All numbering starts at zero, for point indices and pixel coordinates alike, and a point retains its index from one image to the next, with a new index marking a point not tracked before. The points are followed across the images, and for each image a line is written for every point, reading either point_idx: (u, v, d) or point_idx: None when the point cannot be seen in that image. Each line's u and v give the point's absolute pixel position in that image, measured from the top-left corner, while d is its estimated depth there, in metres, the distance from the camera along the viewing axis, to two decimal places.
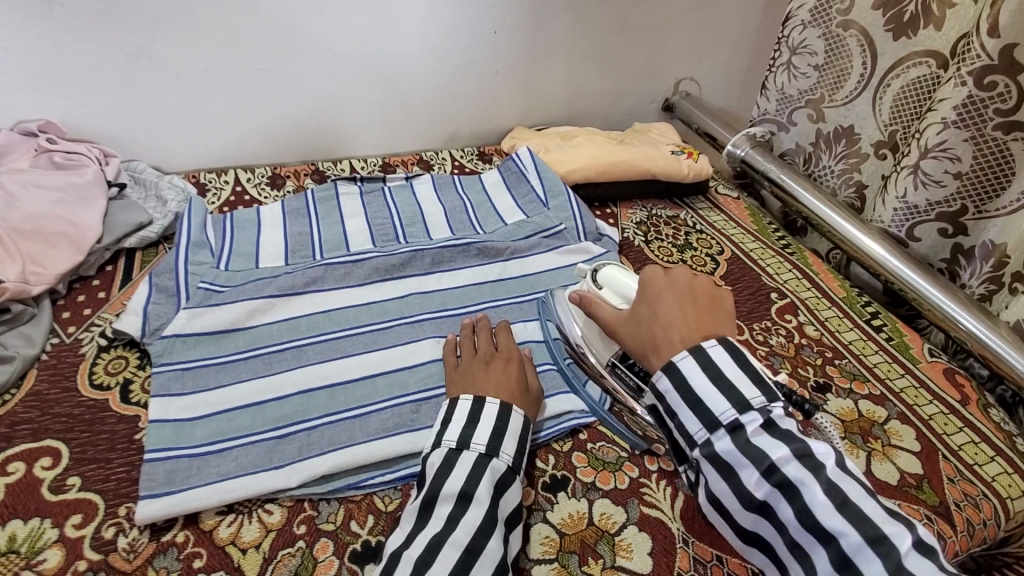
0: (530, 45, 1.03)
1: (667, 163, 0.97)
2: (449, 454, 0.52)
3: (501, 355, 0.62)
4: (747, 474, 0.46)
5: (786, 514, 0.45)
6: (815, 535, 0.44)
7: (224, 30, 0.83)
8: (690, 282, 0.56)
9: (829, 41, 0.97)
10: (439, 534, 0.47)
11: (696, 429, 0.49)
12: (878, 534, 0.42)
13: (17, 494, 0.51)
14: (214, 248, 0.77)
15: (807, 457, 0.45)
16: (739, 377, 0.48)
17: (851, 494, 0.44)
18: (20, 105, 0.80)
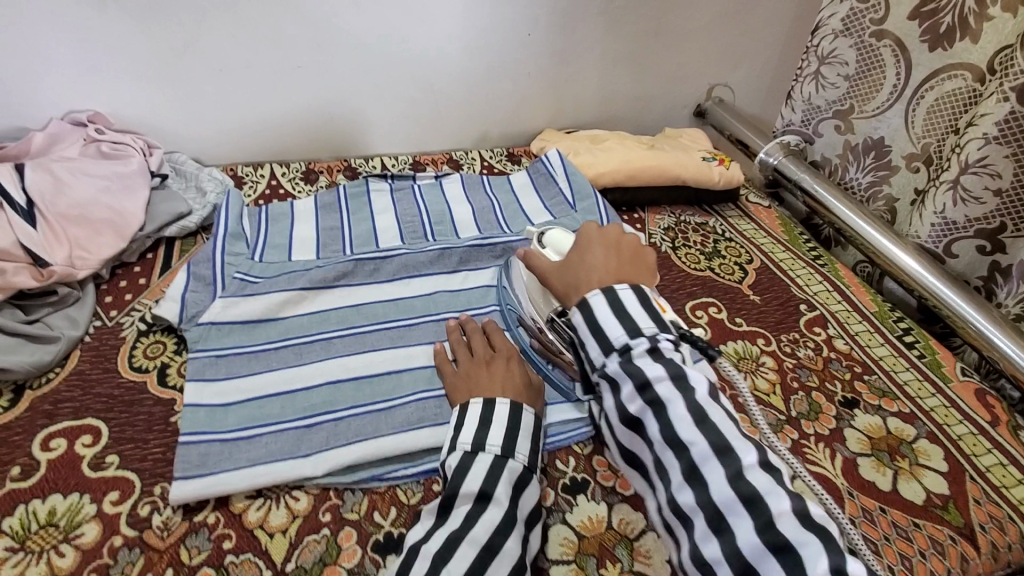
0: (563, 47, 1.03)
1: (698, 170, 0.96)
2: (465, 457, 0.53)
3: (500, 355, 0.63)
4: (627, 389, 0.52)
5: (653, 431, 0.50)
6: (671, 448, 0.49)
7: (266, 27, 0.85)
8: (617, 239, 0.64)
9: (861, 51, 0.96)
10: (459, 529, 0.48)
11: (596, 353, 0.55)
12: (726, 447, 0.48)
13: (58, 470, 0.53)
14: (249, 240, 0.80)
15: (680, 380, 0.51)
16: (638, 311, 0.55)
17: (714, 418, 0.50)
18: (72, 96, 0.84)
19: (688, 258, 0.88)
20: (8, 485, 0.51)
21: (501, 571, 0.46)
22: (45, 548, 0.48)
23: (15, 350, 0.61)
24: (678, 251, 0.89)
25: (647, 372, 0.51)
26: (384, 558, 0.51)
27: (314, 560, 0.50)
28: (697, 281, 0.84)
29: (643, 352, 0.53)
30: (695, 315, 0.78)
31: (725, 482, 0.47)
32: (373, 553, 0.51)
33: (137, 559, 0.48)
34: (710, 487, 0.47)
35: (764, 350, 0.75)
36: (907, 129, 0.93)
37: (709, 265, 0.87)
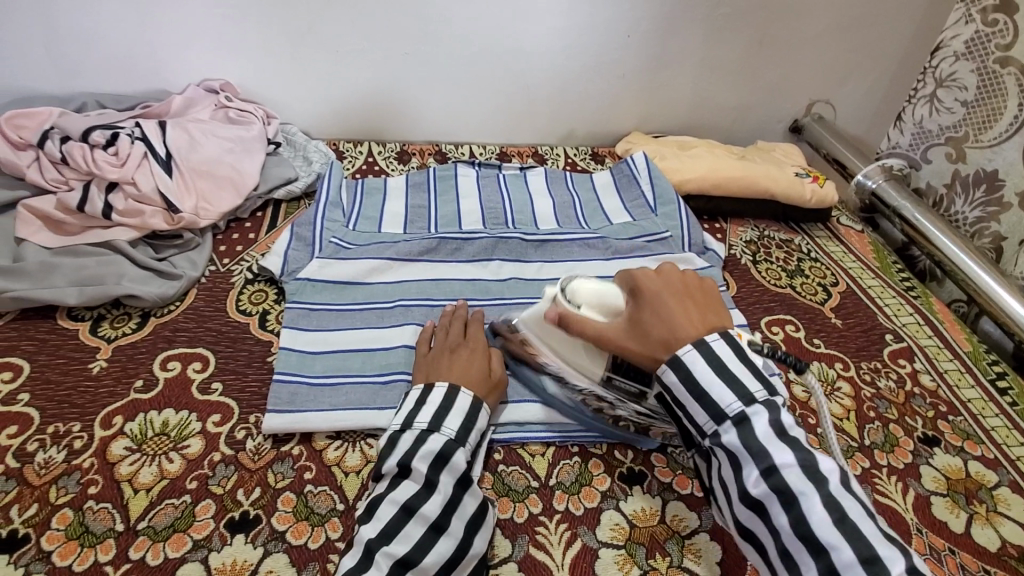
0: (661, 52, 1.03)
1: (789, 185, 0.94)
2: (419, 436, 0.52)
3: (469, 344, 0.62)
4: (749, 471, 0.46)
5: (781, 520, 0.45)
6: (807, 546, 0.43)
7: (380, 14, 0.91)
8: (682, 280, 0.57)
9: (982, 76, 0.90)
10: (409, 502, 0.48)
11: (703, 420, 0.49)
12: (872, 554, 0.42)
13: (172, 388, 0.60)
14: (346, 210, 0.86)
15: (810, 470, 0.45)
16: (745, 372, 0.49)
17: (852, 513, 0.44)
18: (209, 66, 0.93)
19: (769, 274, 0.86)
20: (133, 395, 0.59)
21: (445, 546, 0.47)
22: (158, 453, 0.55)
23: (146, 281, 0.69)
24: (758, 266, 0.87)
25: (771, 453, 0.46)
26: None
27: None
28: (777, 297, 0.82)
29: (766, 429, 0.47)
30: (770, 331, 0.77)
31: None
32: None
33: (231, 475, 0.54)
34: None
35: (841, 375, 0.73)
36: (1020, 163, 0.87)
37: (791, 283, 0.85)
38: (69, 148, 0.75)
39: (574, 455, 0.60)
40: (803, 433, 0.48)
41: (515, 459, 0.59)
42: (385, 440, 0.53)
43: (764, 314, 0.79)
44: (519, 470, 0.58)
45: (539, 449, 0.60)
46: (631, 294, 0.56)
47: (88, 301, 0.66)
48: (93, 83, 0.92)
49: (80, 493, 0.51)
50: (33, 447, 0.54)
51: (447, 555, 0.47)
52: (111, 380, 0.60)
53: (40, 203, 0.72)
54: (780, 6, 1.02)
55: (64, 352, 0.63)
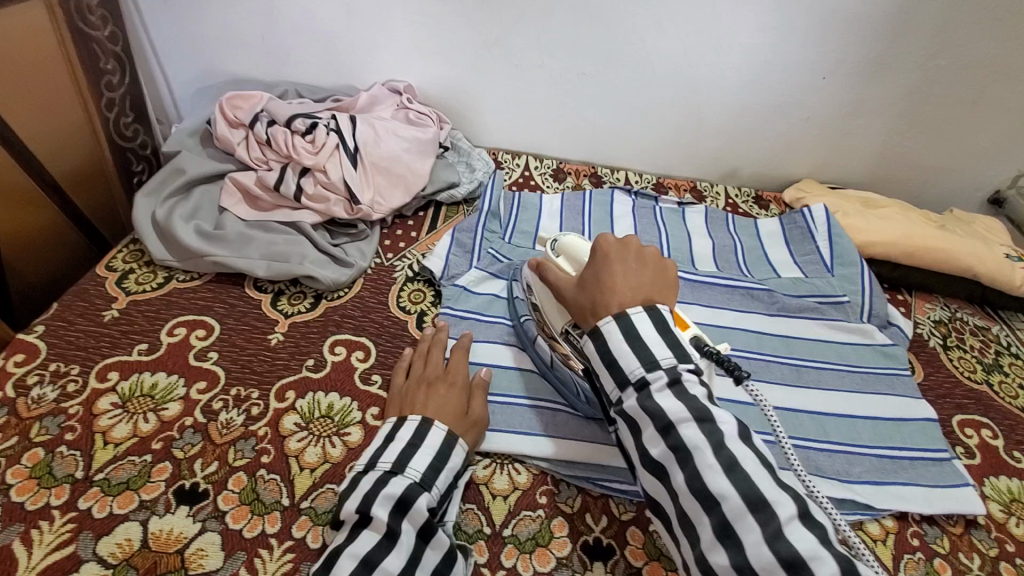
0: (855, 99, 0.94)
1: (995, 266, 0.82)
2: (381, 476, 0.49)
3: (445, 377, 0.59)
4: (648, 430, 0.46)
5: (677, 481, 0.44)
6: (700, 502, 0.42)
7: (567, 34, 0.91)
8: (633, 248, 0.56)
9: None
10: (368, 555, 0.44)
11: (611, 388, 0.49)
12: (760, 500, 0.40)
13: (338, 372, 0.63)
14: (503, 222, 0.87)
15: (706, 423, 0.44)
16: (654, 339, 0.48)
17: (745, 463, 0.42)
18: (398, 68, 0.99)
19: (962, 364, 0.75)
20: (305, 372, 0.62)
21: None
22: (323, 435, 0.57)
23: (324, 265, 0.74)
24: (949, 353, 0.76)
25: (666, 409, 0.45)
26: (592, 563, 0.50)
27: (529, 535, 0.52)
28: (973, 394, 0.71)
29: (665, 388, 0.46)
30: (964, 433, 0.67)
31: (762, 544, 0.39)
32: (583, 554, 0.51)
33: None
34: (745, 549, 0.39)
35: None
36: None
37: (989, 379, 0.74)
38: (274, 132, 0.82)
39: None
40: (707, 394, 0.47)
41: None
42: (348, 481, 0.50)
43: (956, 411, 0.69)
44: None
45: None
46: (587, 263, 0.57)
47: (273, 276, 0.71)
48: (296, 73, 1.01)
49: (254, 460, 0.54)
50: (218, 406, 0.58)
51: None
52: (286, 354, 0.64)
53: (243, 178, 0.79)
54: (1012, 63, 0.89)
55: (248, 319, 0.68)
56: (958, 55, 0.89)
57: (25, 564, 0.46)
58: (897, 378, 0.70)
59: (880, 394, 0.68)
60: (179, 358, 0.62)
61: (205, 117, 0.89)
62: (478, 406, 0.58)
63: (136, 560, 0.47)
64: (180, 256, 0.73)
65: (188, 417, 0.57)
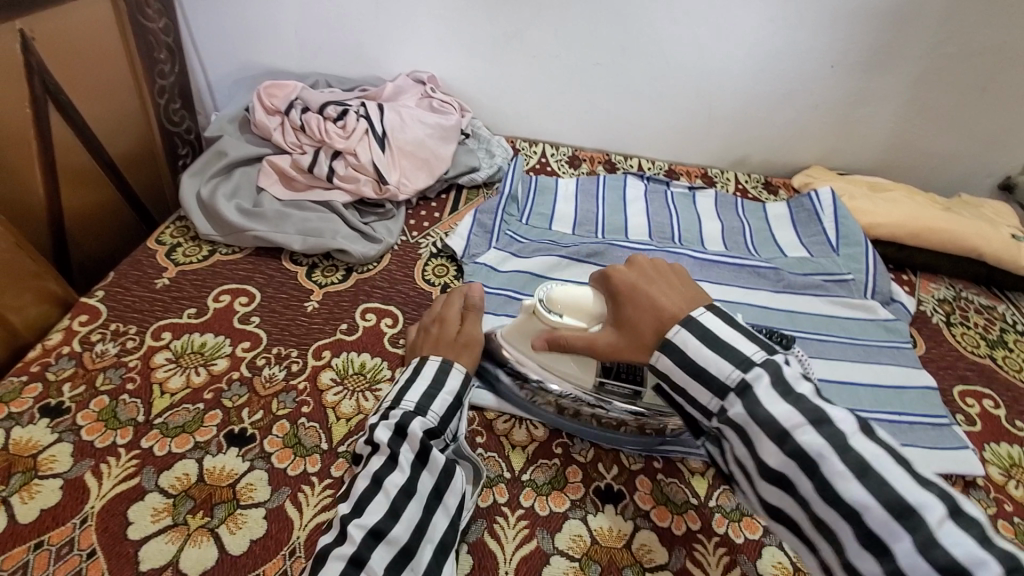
0: (863, 87, 0.97)
1: (1001, 247, 0.84)
2: (380, 409, 0.53)
3: (441, 319, 0.65)
4: (757, 438, 0.42)
5: (806, 489, 0.39)
6: (838, 511, 0.38)
7: (582, 25, 0.96)
8: (653, 270, 0.54)
9: None
10: (377, 472, 0.48)
11: (708, 399, 0.45)
12: (903, 505, 0.36)
13: (369, 336, 0.68)
14: (521, 204, 0.91)
15: (822, 422, 0.40)
16: (736, 337, 0.45)
17: (874, 460, 0.38)
18: (422, 60, 1.04)
19: (966, 340, 0.78)
20: (339, 335, 0.68)
21: (415, 513, 0.47)
22: (357, 389, 0.62)
23: (354, 240, 0.79)
24: (953, 329, 0.79)
25: (777, 414, 0.41)
26: (603, 505, 0.55)
27: (545, 480, 0.56)
28: (975, 367, 0.74)
29: (770, 389, 0.42)
30: (964, 402, 0.70)
31: (914, 553, 0.35)
32: (595, 497, 0.55)
33: None
34: (896, 559, 0.35)
35: None
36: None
37: (992, 353, 0.76)
38: (308, 118, 0.88)
39: None
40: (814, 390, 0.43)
41: (675, 472, 0.58)
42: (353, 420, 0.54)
43: (957, 382, 0.72)
44: (678, 483, 0.57)
45: (700, 467, 0.59)
46: (611, 298, 0.55)
47: (308, 249, 0.77)
48: (326, 65, 1.07)
49: (295, 409, 0.59)
50: (261, 362, 0.64)
51: (416, 521, 0.47)
52: (321, 319, 0.70)
53: (279, 160, 0.85)
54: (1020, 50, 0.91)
55: (286, 288, 0.73)
56: (965, 43, 0.91)
57: (97, 492, 0.52)
58: (899, 350, 0.73)
59: (881, 364, 0.71)
60: (225, 321, 0.68)
61: (243, 105, 0.95)
62: (469, 332, 0.62)
63: (193, 491, 0.52)
64: (223, 231, 0.79)
65: (234, 371, 0.63)
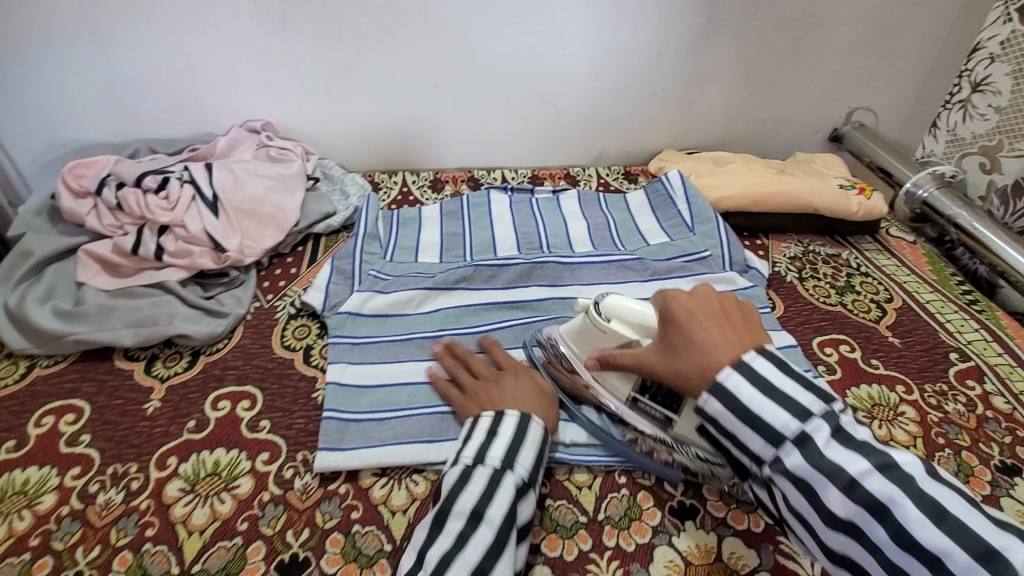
0: (691, 68, 1.02)
1: (832, 198, 0.90)
2: (493, 473, 0.51)
3: (507, 372, 0.63)
4: (829, 491, 0.41)
5: (880, 537, 0.40)
6: (917, 557, 0.38)
7: (413, 49, 0.94)
8: (719, 301, 0.51)
9: (1018, 81, 0.87)
10: (479, 563, 0.46)
11: (760, 446, 0.44)
12: (987, 550, 0.36)
13: (223, 426, 0.62)
14: (383, 241, 0.88)
15: (890, 469, 0.40)
16: (791, 385, 0.44)
17: (950, 506, 0.39)
18: (253, 108, 0.98)
19: (817, 291, 0.83)
20: (186, 435, 0.61)
21: None
22: (210, 493, 0.56)
23: (195, 320, 0.72)
24: (805, 283, 0.84)
25: (843, 464, 0.41)
26: None
27: None
28: (827, 316, 0.79)
29: (829, 439, 0.42)
30: (822, 352, 0.74)
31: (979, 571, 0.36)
32: None
33: (280, 514, 0.55)
34: None
35: (904, 399, 0.68)
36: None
37: (841, 300, 0.82)
38: (123, 194, 0.79)
39: (622, 486, 0.59)
40: (868, 432, 0.44)
41: (563, 493, 0.58)
42: (456, 474, 0.52)
43: (814, 334, 0.76)
44: (567, 504, 0.57)
45: (586, 480, 0.59)
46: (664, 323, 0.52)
47: (142, 342, 0.69)
48: (148, 129, 0.98)
49: (138, 536, 0.53)
50: (95, 488, 0.56)
51: None
52: (165, 420, 0.63)
53: (97, 248, 0.76)
54: (816, 14, 0.99)
55: (122, 392, 0.66)
56: (766, 15, 0.98)
57: None
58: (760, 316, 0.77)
59: None
60: (49, 448, 0.60)
61: (50, 192, 0.85)
62: (550, 385, 0.63)
63: None
64: (39, 341, 0.69)
65: (64, 506, 0.55)
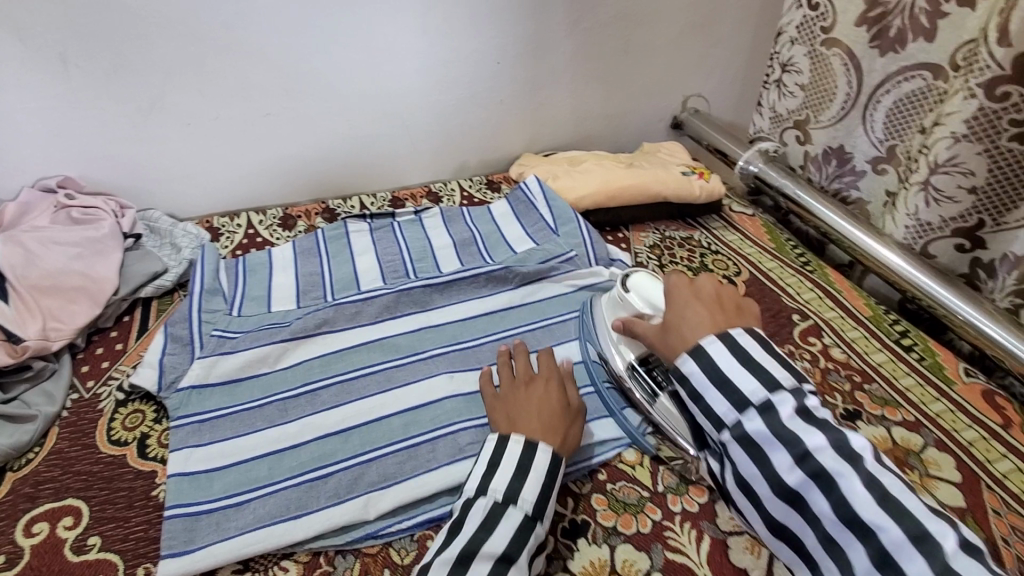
0: (533, 72, 1.03)
1: (677, 185, 0.96)
2: (523, 521, 0.50)
3: (542, 379, 0.63)
4: (780, 458, 0.47)
5: (821, 507, 0.45)
6: (852, 530, 0.44)
7: (233, 78, 0.85)
8: (717, 291, 0.58)
9: (814, 60, 0.96)
10: None
11: (725, 411, 0.50)
12: (922, 533, 0.42)
13: (41, 555, 0.52)
14: (227, 295, 0.79)
15: (843, 448, 0.46)
16: (763, 356, 0.51)
17: (892, 489, 0.45)
18: (44, 162, 0.83)
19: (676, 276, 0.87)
20: None
21: None
22: None
23: None
24: (665, 269, 0.88)
25: (803, 436, 0.47)
26: None
27: None
28: None
29: (794, 414, 0.48)
30: None
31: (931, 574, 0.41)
32: None
33: None
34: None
35: None
36: (872, 145, 0.93)
37: None
38: None
39: None
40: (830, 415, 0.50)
41: None
42: (486, 513, 0.51)
43: None
44: None
45: None
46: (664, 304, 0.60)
47: None
48: None
49: None
50: None
51: None
52: None
53: None
54: (640, 11, 1.04)
55: None
56: (595, 16, 1.01)
57: None
58: None
59: None
60: None
61: None
62: (575, 396, 0.62)
63: None
64: None
65: None
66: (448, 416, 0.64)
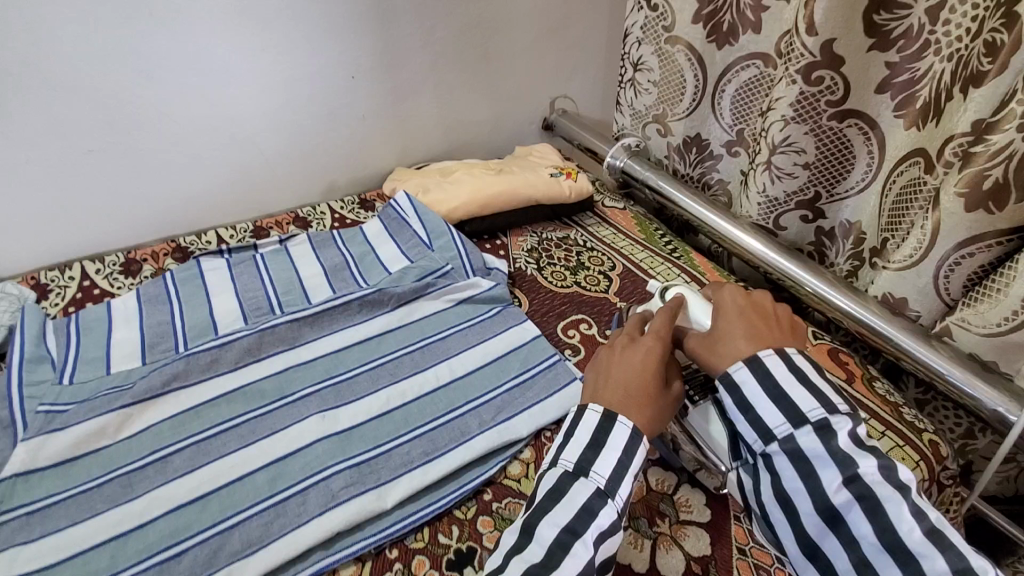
0: (393, 85, 1.00)
1: (548, 187, 0.97)
2: (567, 483, 0.47)
3: (653, 342, 0.56)
4: (830, 477, 0.45)
5: (860, 530, 0.43)
6: (893, 557, 0.42)
7: (39, 116, 0.76)
8: (766, 307, 0.57)
9: (660, 56, 1.01)
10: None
11: (777, 424, 0.48)
12: (965, 567, 0.41)
13: None
14: (57, 361, 0.69)
15: (897, 479, 0.44)
16: (820, 382, 0.49)
17: (937, 523, 0.43)
18: None
19: (555, 277, 0.88)
20: None
21: None
22: None
23: None
24: (544, 271, 0.89)
25: (856, 457, 0.45)
26: None
27: None
28: (566, 299, 0.84)
29: (849, 438, 0.46)
30: (567, 335, 0.78)
31: None
32: None
33: None
34: None
35: None
36: (724, 131, 0.98)
37: (575, 280, 0.87)
38: None
39: (395, 561, 0.54)
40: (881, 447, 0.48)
41: None
42: (535, 484, 0.49)
43: (558, 320, 0.81)
44: None
45: (354, 573, 0.53)
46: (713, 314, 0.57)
47: None
48: None
49: None
50: None
51: None
52: None
53: None
54: (494, 17, 1.04)
55: None
56: (448, 23, 1.00)
57: None
58: (496, 318, 0.79)
59: (493, 337, 0.76)
60: None
61: None
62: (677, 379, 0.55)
63: None
64: None
65: None
66: (318, 460, 0.60)
